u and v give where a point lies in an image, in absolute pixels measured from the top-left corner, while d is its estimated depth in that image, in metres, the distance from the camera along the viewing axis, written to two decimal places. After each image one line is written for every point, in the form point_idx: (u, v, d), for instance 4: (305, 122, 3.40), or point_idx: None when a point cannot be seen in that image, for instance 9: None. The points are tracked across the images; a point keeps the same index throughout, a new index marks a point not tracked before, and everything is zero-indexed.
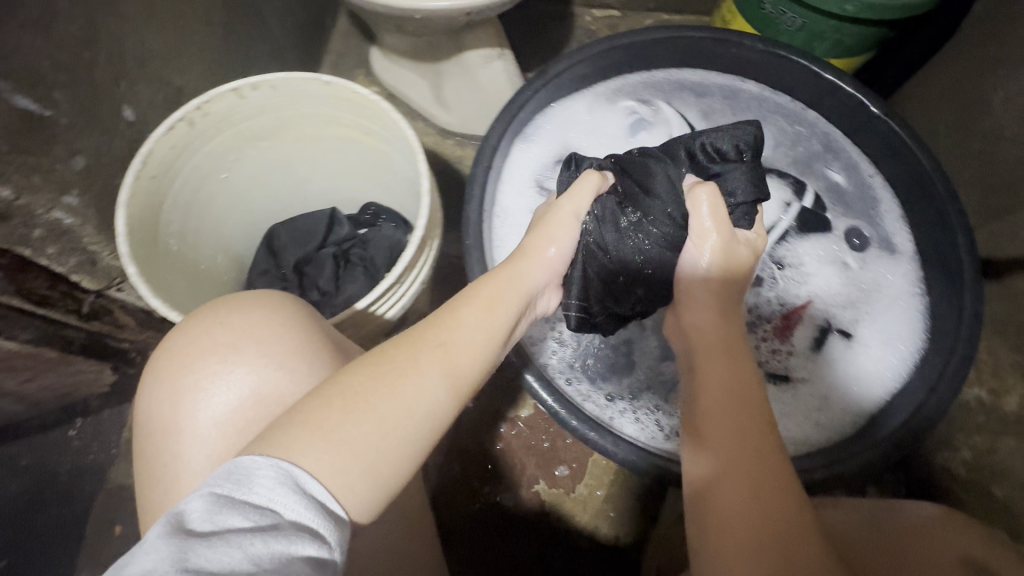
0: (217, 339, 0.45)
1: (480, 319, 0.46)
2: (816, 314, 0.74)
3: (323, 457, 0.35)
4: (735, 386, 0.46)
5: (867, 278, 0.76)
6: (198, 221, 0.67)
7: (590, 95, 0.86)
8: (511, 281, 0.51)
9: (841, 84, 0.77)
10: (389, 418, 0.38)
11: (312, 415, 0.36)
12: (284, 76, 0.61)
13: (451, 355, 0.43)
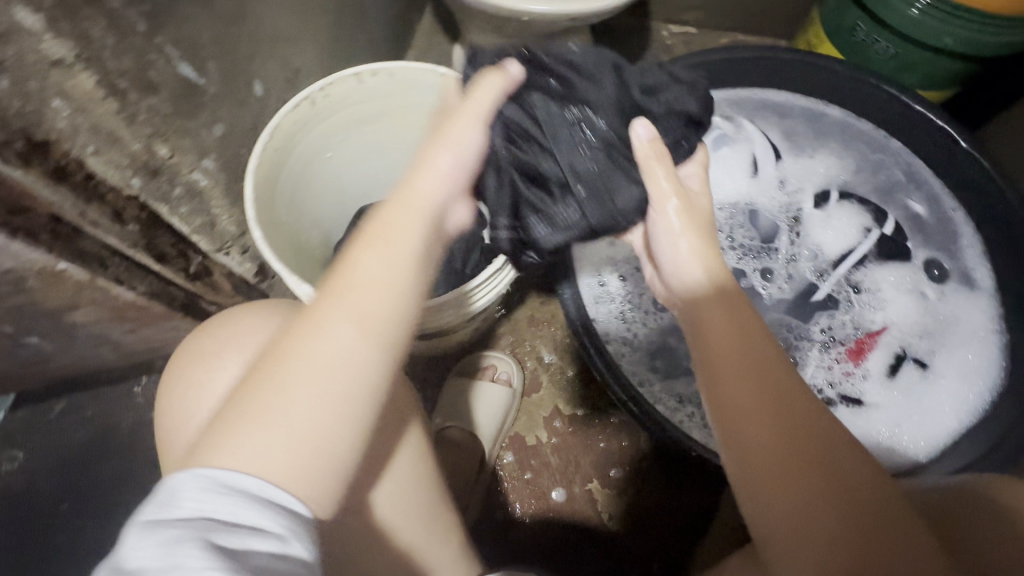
0: (209, 348, 0.50)
1: (386, 251, 0.40)
2: (892, 341, 0.74)
3: (247, 456, 0.36)
4: (755, 360, 0.44)
5: (946, 309, 0.75)
6: (304, 195, 0.71)
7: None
8: (410, 202, 0.43)
9: (931, 117, 0.77)
10: (312, 391, 0.37)
11: (242, 415, 0.37)
12: (403, 65, 0.65)
13: (358, 303, 0.39)
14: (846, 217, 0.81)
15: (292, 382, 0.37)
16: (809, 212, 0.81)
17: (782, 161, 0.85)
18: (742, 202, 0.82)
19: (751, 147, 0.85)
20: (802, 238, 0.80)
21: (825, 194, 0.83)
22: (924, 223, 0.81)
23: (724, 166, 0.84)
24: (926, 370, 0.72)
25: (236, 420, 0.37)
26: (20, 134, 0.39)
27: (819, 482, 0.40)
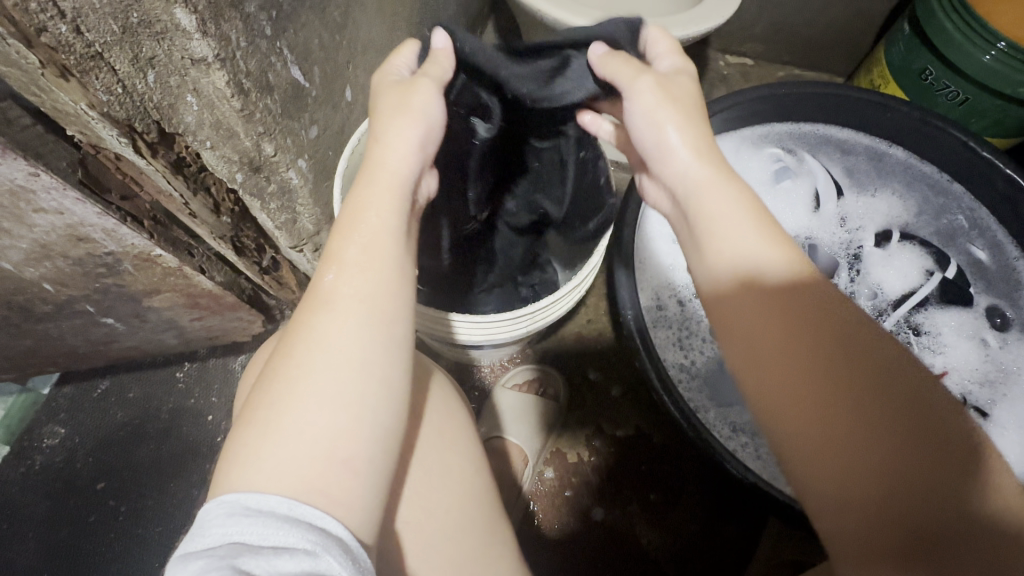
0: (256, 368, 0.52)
1: (366, 241, 0.42)
2: (952, 387, 0.73)
3: (270, 469, 0.36)
4: (795, 340, 0.39)
5: (1008, 359, 0.74)
6: None
7: (738, 138, 0.89)
8: (388, 177, 0.44)
9: (999, 164, 0.77)
10: (325, 381, 0.38)
11: (260, 422, 0.38)
12: None
13: (354, 284, 0.41)
14: (908, 258, 0.80)
15: (306, 384, 0.38)
16: (870, 250, 0.81)
17: (843, 197, 0.85)
18: (802, 235, 0.82)
19: (813, 182, 0.85)
20: (863, 276, 0.80)
21: (886, 234, 0.83)
22: (987, 270, 0.80)
23: (785, 199, 0.84)
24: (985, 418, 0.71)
25: (255, 432, 0.38)
26: (155, 125, 0.44)
27: (882, 472, 0.35)
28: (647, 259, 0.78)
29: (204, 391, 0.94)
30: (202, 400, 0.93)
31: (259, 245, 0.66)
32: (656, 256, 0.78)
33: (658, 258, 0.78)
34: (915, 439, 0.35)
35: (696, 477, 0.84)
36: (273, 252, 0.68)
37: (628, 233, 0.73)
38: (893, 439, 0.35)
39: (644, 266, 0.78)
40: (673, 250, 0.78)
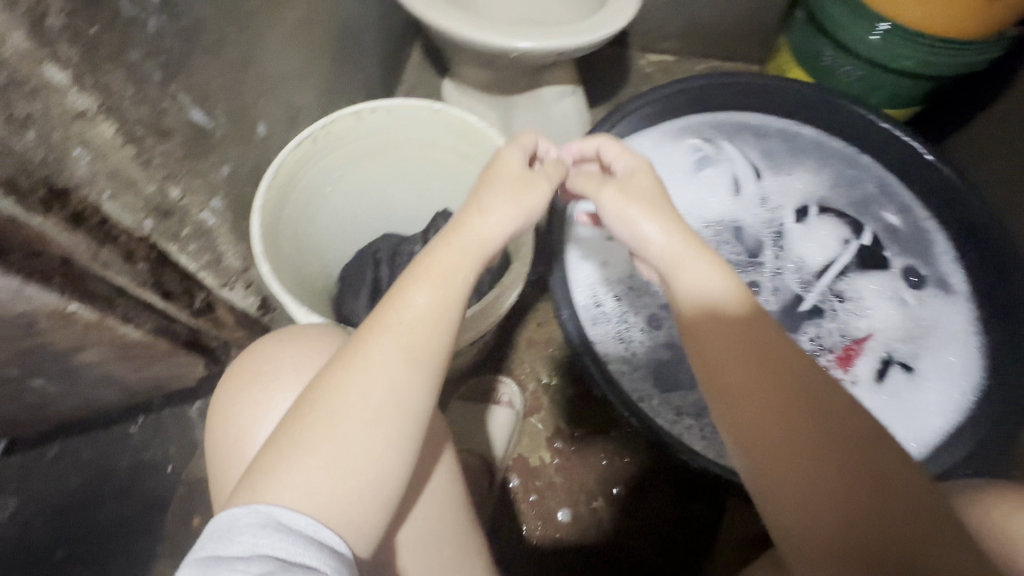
0: (262, 366, 0.52)
1: (427, 296, 0.45)
2: (878, 347, 0.77)
3: (302, 488, 0.39)
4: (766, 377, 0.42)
5: (926, 314, 0.79)
6: (307, 228, 0.73)
7: (657, 133, 0.92)
8: (457, 247, 0.47)
9: (897, 134, 0.82)
10: (362, 429, 0.41)
11: (304, 445, 0.40)
12: (401, 102, 0.68)
13: (405, 337, 0.43)
14: (826, 230, 0.85)
15: (347, 428, 0.41)
16: (790, 227, 0.86)
17: (762, 179, 0.89)
18: (727, 219, 0.86)
19: (732, 168, 0.90)
20: (787, 253, 0.84)
21: (804, 209, 0.87)
22: (899, 233, 0.85)
23: (707, 187, 0.89)
24: (913, 373, 0.75)
25: (297, 453, 0.40)
26: (43, 183, 0.42)
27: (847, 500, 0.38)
28: (581, 258, 0.79)
29: (159, 444, 0.92)
30: (157, 453, 0.91)
31: (186, 289, 0.64)
32: (590, 254, 0.79)
33: (592, 255, 0.80)
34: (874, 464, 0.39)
35: (656, 464, 0.86)
36: (206, 292, 0.68)
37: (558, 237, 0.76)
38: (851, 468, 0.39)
39: (577, 266, 0.79)
40: (606, 246, 0.80)
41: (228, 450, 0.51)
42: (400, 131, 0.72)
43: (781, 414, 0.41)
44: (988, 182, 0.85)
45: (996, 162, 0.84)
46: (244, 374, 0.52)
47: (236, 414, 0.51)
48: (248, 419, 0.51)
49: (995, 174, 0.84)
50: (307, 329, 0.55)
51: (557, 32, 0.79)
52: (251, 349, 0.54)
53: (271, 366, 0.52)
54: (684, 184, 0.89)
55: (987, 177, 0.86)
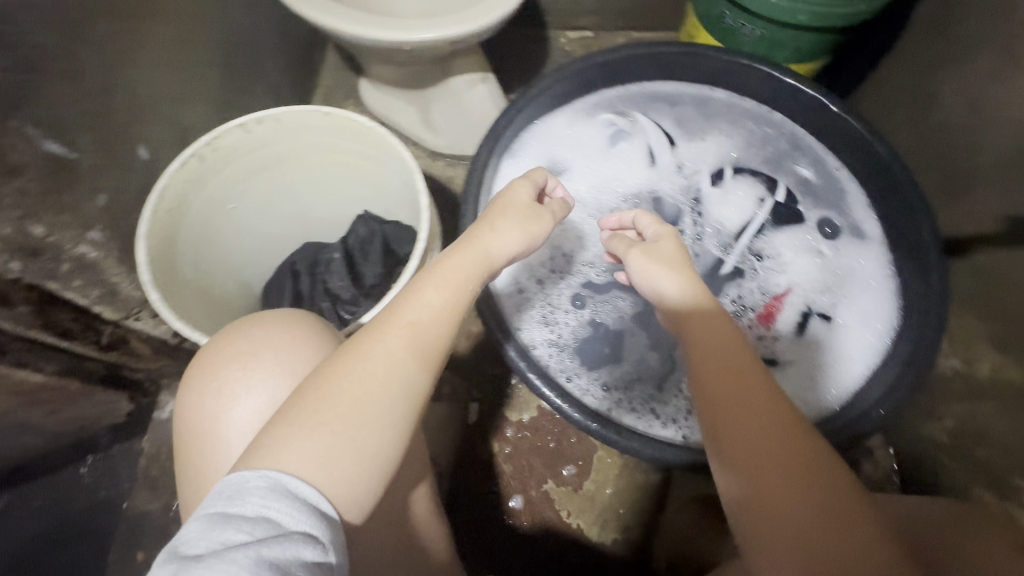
0: (241, 348, 0.54)
1: (435, 295, 0.51)
2: (797, 301, 0.80)
3: (302, 455, 0.42)
4: (748, 382, 0.47)
5: (842, 263, 0.81)
6: (211, 248, 0.71)
7: (570, 111, 0.90)
8: (469, 266, 0.54)
9: (802, 87, 0.81)
10: (369, 413, 0.45)
11: (309, 419, 0.43)
12: (287, 110, 0.66)
13: (418, 333, 0.49)
14: (742, 191, 0.86)
15: (345, 412, 0.44)
16: (707, 191, 0.87)
17: (676, 146, 0.90)
18: (645, 190, 0.87)
19: (646, 139, 0.90)
20: (705, 218, 0.85)
21: (719, 172, 0.88)
22: (814, 187, 0.86)
23: (622, 161, 0.89)
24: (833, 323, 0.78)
25: (302, 428, 0.43)
26: None
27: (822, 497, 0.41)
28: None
29: None
30: None
31: (87, 326, 0.64)
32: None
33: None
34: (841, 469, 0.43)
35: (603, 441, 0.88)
36: (111, 326, 0.67)
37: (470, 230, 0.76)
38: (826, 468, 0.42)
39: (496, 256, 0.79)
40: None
41: (201, 428, 0.53)
42: (296, 139, 0.70)
43: (763, 414, 0.45)
44: (892, 125, 0.87)
45: (898, 104, 0.86)
46: (218, 354, 0.54)
47: (211, 393, 0.53)
48: (222, 396, 0.53)
49: (900, 116, 0.85)
50: (281, 314, 0.57)
51: (449, 19, 0.78)
52: (225, 330, 0.56)
53: (248, 345, 0.54)
54: (599, 161, 0.89)
55: (892, 121, 0.87)
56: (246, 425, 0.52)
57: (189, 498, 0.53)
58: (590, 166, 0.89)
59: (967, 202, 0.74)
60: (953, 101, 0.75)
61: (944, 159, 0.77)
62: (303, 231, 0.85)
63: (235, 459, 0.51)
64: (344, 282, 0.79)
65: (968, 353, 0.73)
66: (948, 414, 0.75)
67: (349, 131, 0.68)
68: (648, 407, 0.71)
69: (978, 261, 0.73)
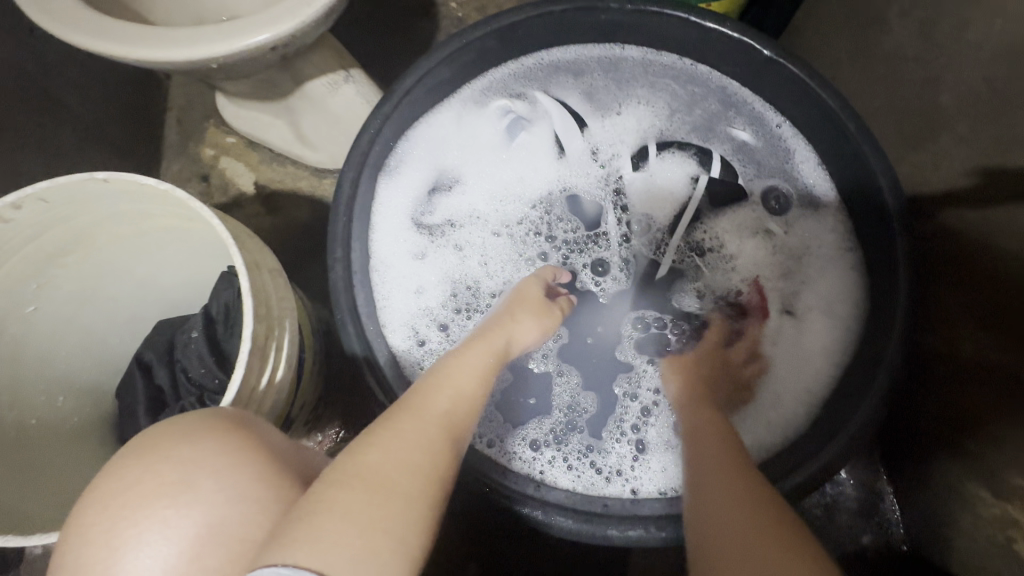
0: (168, 478, 0.38)
1: (464, 378, 0.48)
2: (748, 296, 0.70)
3: (324, 545, 0.31)
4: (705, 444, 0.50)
5: (794, 241, 0.70)
6: (12, 369, 0.56)
7: (454, 104, 0.72)
8: (490, 343, 0.52)
9: (726, 31, 0.64)
10: (405, 497, 0.36)
11: (338, 498, 0.34)
12: (49, 183, 0.49)
13: (453, 418, 0.44)
14: (671, 171, 0.73)
15: (374, 498, 0.35)
16: (630, 177, 0.73)
17: (587, 127, 0.75)
18: (556, 189, 0.73)
19: (551, 124, 0.75)
20: (631, 211, 0.73)
21: (642, 150, 0.74)
22: (754, 153, 0.73)
23: (524, 157, 0.74)
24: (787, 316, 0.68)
25: (331, 511, 0.33)
26: None
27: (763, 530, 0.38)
28: (388, 292, 0.66)
29: None
30: None
31: None
32: (396, 285, 0.67)
33: (400, 287, 0.67)
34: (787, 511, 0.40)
35: None
36: None
37: (341, 282, 0.60)
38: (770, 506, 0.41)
39: (385, 303, 0.66)
40: (415, 269, 0.68)
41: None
42: (87, 213, 0.54)
43: (714, 463, 0.47)
44: (836, 62, 0.73)
45: (839, 35, 0.71)
46: (137, 489, 0.38)
47: (124, 547, 0.36)
48: (138, 557, 0.36)
49: (843, 50, 0.71)
50: (230, 422, 0.42)
51: (260, 16, 0.59)
52: (147, 453, 0.39)
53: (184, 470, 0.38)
54: (495, 164, 0.74)
55: (835, 55, 0.72)
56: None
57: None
58: (489, 167, 0.74)
59: (931, 149, 0.61)
60: (903, 28, 0.61)
61: (900, 99, 0.64)
62: (157, 304, 0.70)
63: None
64: (207, 367, 0.64)
65: (947, 330, 0.62)
66: (935, 399, 0.65)
67: (147, 194, 0.52)
68: (589, 459, 0.61)
69: (947, 220, 0.61)
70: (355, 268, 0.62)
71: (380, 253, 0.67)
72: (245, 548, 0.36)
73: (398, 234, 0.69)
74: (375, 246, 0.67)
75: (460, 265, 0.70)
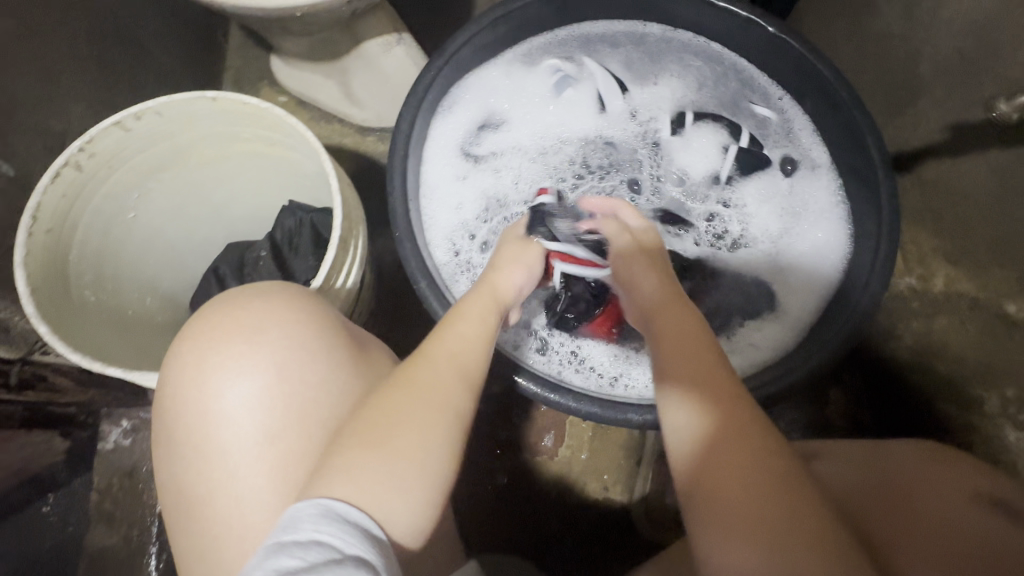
0: (246, 323, 0.47)
1: (474, 325, 0.50)
2: (764, 246, 0.78)
3: (358, 482, 0.39)
4: (689, 332, 0.50)
5: (796, 199, 0.78)
6: (114, 266, 0.65)
7: (505, 58, 0.81)
8: (493, 295, 0.54)
9: (735, 10, 0.73)
10: (421, 439, 0.42)
11: (367, 447, 0.41)
12: (166, 100, 0.58)
13: (468, 368, 0.47)
14: (704, 137, 0.82)
15: (397, 445, 0.41)
16: (668, 138, 0.82)
17: (628, 90, 0.84)
18: (594, 135, 0.83)
19: (594, 85, 0.84)
20: (664, 165, 0.81)
21: (681, 116, 0.82)
22: (770, 126, 0.81)
23: (568, 111, 0.83)
24: (783, 258, 0.77)
25: (365, 459, 0.40)
26: None
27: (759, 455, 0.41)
28: (433, 211, 0.76)
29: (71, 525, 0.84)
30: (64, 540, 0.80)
31: None
32: (440, 202, 0.77)
33: (443, 204, 0.77)
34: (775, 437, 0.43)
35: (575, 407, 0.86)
36: (19, 364, 0.64)
37: (400, 205, 0.68)
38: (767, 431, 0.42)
39: (431, 220, 0.76)
40: (459, 186, 0.79)
41: (202, 408, 0.45)
42: (186, 131, 0.63)
43: (695, 362, 0.47)
44: (832, 42, 0.82)
45: (836, 18, 0.80)
46: (219, 331, 0.47)
47: (212, 369, 0.46)
48: (230, 377, 0.46)
49: (838, 30, 0.80)
50: (288, 290, 0.51)
51: None
52: (225, 306, 0.48)
53: (255, 319, 0.47)
54: (541, 111, 0.83)
55: (832, 36, 0.82)
56: (252, 406, 0.45)
57: (182, 487, 0.45)
58: (530, 117, 0.83)
59: (912, 114, 0.71)
60: (891, 8, 0.70)
61: (885, 72, 0.74)
62: (228, 232, 0.78)
63: (224, 455, 0.45)
64: (274, 280, 0.72)
65: (923, 270, 0.72)
66: (907, 332, 0.73)
67: (246, 115, 0.61)
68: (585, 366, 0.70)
69: (925, 173, 0.71)
70: (409, 184, 0.70)
71: (429, 178, 0.77)
72: (298, 384, 0.46)
73: (446, 159, 0.79)
74: (427, 173, 0.77)
75: (496, 184, 0.80)
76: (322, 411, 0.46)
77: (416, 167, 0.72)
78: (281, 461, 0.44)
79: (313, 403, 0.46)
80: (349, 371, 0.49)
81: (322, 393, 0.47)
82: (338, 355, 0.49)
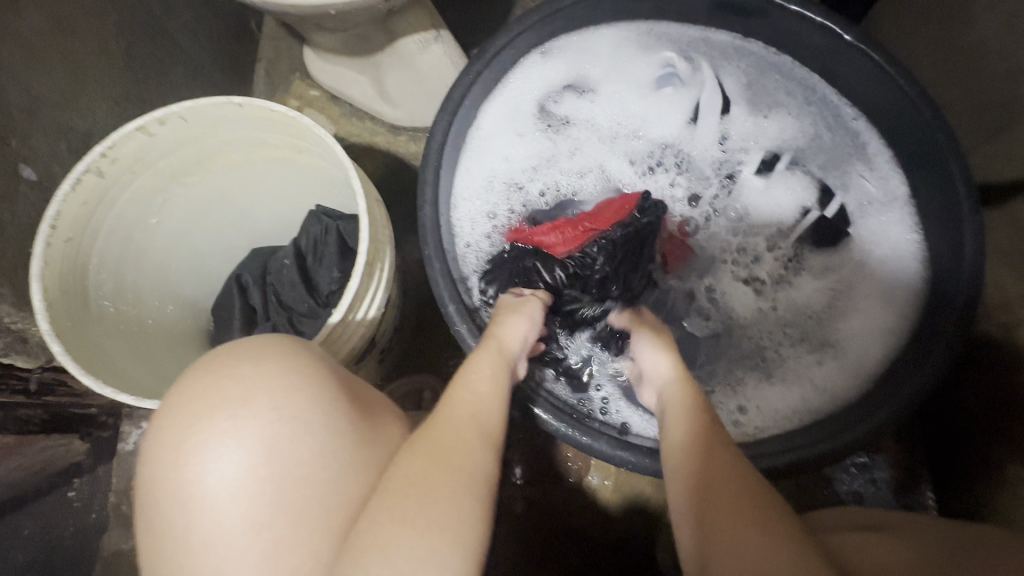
0: (225, 392, 0.41)
1: (486, 382, 0.47)
2: (814, 301, 0.69)
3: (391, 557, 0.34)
4: (696, 415, 0.46)
5: (857, 253, 0.69)
6: (136, 272, 0.63)
7: (616, 34, 0.75)
8: (492, 350, 0.51)
9: (809, 15, 0.63)
10: (441, 498, 0.37)
11: (389, 513, 0.36)
12: (192, 105, 0.55)
13: (484, 429, 0.43)
14: (789, 188, 0.73)
15: (417, 510, 0.36)
16: (748, 174, 0.73)
17: (730, 112, 0.75)
18: (668, 147, 0.75)
19: (697, 95, 0.75)
20: (726, 200, 0.73)
21: (772, 159, 0.73)
22: (853, 188, 0.71)
23: (657, 109, 0.76)
24: (823, 324, 0.68)
25: (387, 527, 0.36)
26: None
27: (771, 525, 0.36)
28: (467, 186, 0.71)
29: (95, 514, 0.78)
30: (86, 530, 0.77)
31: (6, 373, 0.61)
32: (477, 172, 0.72)
33: (475, 192, 0.72)
34: (765, 513, 0.37)
35: None
36: (38, 370, 0.64)
37: (430, 220, 0.62)
38: (772, 503, 0.38)
39: (459, 197, 0.70)
40: (502, 166, 0.73)
41: (180, 495, 0.40)
42: (211, 135, 0.60)
43: (698, 454, 0.43)
44: (913, 56, 0.74)
45: (923, 27, 0.71)
46: (202, 401, 0.41)
47: (192, 449, 0.40)
48: (212, 454, 0.40)
49: (925, 42, 0.71)
50: (277, 347, 0.44)
51: None
52: (210, 365, 0.43)
53: (240, 387, 0.41)
54: (629, 100, 0.76)
55: (915, 49, 0.73)
56: (239, 488, 0.39)
57: None
58: (603, 113, 0.76)
59: (1008, 139, 0.63)
60: (991, 21, 0.62)
61: (979, 93, 0.65)
62: (253, 236, 0.75)
63: (206, 557, 0.39)
64: (297, 292, 0.69)
65: (1005, 318, 0.64)
66: (981, 382, 0.66)
67: (274, 121, 0.58)
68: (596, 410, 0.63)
69: (1018, 211, 0.63)
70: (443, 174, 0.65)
71: (471, 147, 0.72)
72: (290, 461, 0.40)
73: (500, 125, 0.73)
74: (474, 143, 0.72)
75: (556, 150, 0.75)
76: (318, 486, 0.41)
77: (452, 159, 0.66)
78: (273, 548, 0.39)
79: (297, 485, 0.40)
80: (346, 437, 0.43)
81: (320, 469, 0.41)
82: (333, 419, 0.42)
